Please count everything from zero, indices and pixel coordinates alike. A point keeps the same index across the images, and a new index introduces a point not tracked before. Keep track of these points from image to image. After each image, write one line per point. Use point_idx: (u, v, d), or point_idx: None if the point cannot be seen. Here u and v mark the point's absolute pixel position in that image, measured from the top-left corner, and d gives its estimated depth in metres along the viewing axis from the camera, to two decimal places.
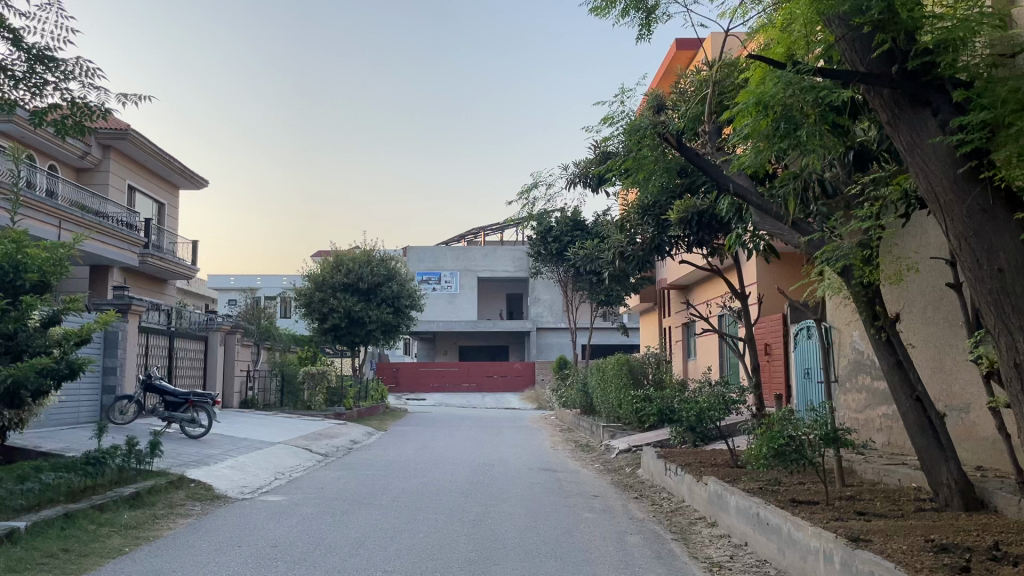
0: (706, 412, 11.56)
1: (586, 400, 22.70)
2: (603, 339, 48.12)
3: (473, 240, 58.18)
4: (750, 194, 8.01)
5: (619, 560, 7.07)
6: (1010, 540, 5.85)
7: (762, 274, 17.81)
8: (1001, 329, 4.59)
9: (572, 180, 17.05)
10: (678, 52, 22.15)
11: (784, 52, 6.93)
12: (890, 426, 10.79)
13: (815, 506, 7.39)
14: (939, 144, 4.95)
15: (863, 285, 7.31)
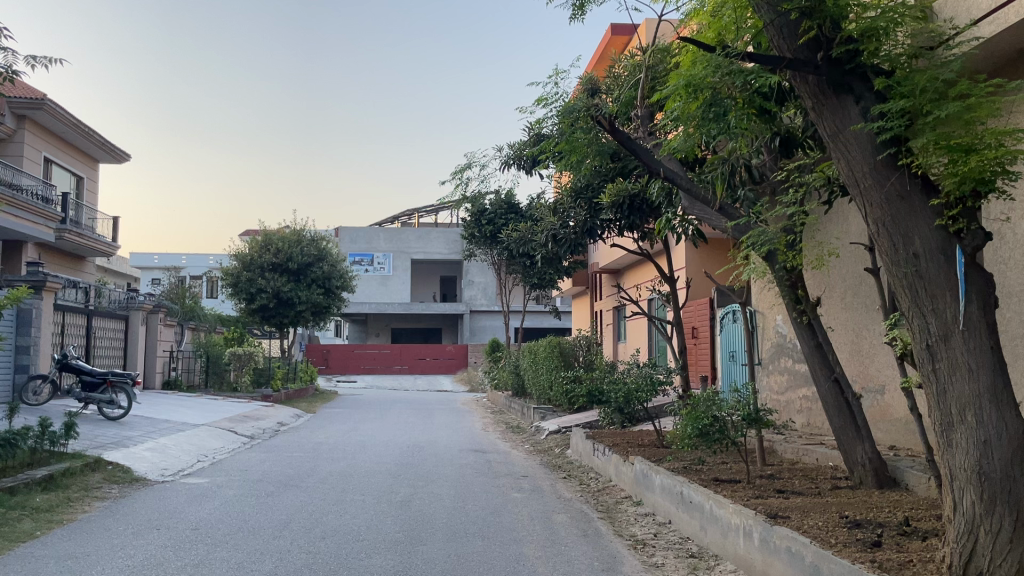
0: (634, 393, 11.58)
1: (517, 381, 22.78)
2: (536, 322, 48.42)
3: (407, 222, 57.78)
4: (680, 178, 8.14)
5: (546, 540, 7.10)
6: (919, 516, 6.08)
7: (691, 258, 18.12)
8: (914, 312, 4.68)
9: (506, 162, 17.01)
10: (613, 38, 22.31)
11: (714, 36, 7.01)
12: (810, 407, 11.12)
13: (736, 485, 7.56)
14: (860, 131, 5.04)
15: (786, 270, 7.48)
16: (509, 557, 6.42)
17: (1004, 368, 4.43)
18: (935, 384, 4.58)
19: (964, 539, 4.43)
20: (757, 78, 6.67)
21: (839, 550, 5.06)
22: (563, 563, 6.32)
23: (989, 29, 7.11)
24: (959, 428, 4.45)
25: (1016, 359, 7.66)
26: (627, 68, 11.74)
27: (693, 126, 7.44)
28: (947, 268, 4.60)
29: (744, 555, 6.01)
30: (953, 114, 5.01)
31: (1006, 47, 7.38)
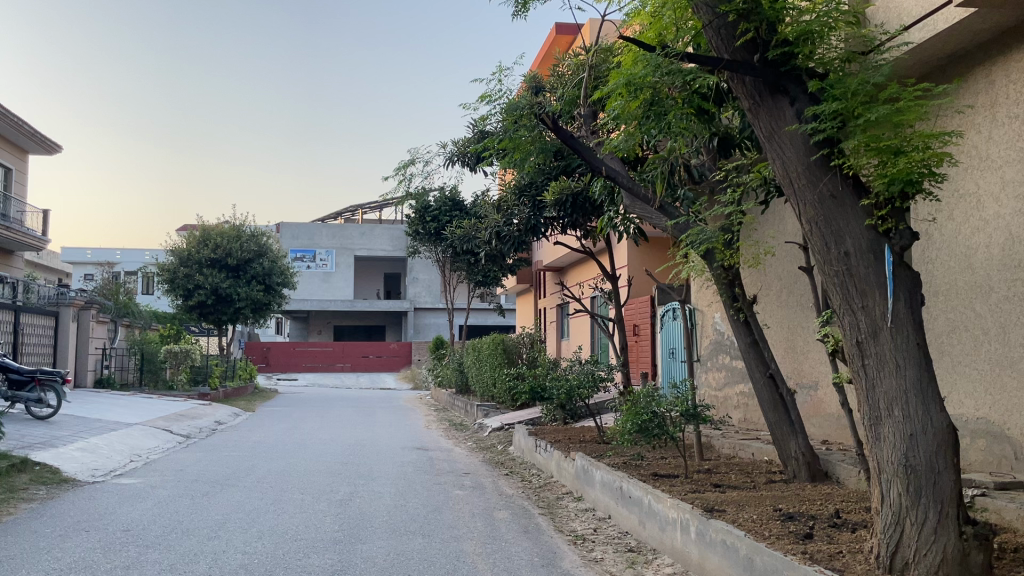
0: (576, 390, 11.67)
1: (460, 378, 22.73)
2: (480, 320, 48.46)
3: (351, 218, 57.23)
4: (621, 177, 8.25)
5: (486, 536, 7.10)
6: (850, 508, 6.25)
7: (633, 257, 18.36)
8: (845, 309, 4.80)
9: (450, 158, 16.97)
10: (558, 37, 22.45)
11: (655, 37, 7.06)
12: (746, 403, 11.36)
13: (674, 480, 7.68)
14: (795, 132, 5.14)
15: (723, 268, 7.61)
16: (449, 554, 6.40)
17: (930, 365, 4.58)
18: (864, 379, 4.70)
19: (890, 530, 4.55)
20: (696, 78, 6.77)
21: (772, 543, 5.17)
22: (503, 559, 6.33)
23: (919, 35, 7.35)
24: (887, 423, 4.58)
25: (941, 356, 7.93)
26: (571, 67, 11.81)
27: (633, 125, 7.53)
28: (876, 267, 4.73)
29: (681, 548, 6.10)
30: (882, 116, 5.13)
31: (934, 53, 7.64)
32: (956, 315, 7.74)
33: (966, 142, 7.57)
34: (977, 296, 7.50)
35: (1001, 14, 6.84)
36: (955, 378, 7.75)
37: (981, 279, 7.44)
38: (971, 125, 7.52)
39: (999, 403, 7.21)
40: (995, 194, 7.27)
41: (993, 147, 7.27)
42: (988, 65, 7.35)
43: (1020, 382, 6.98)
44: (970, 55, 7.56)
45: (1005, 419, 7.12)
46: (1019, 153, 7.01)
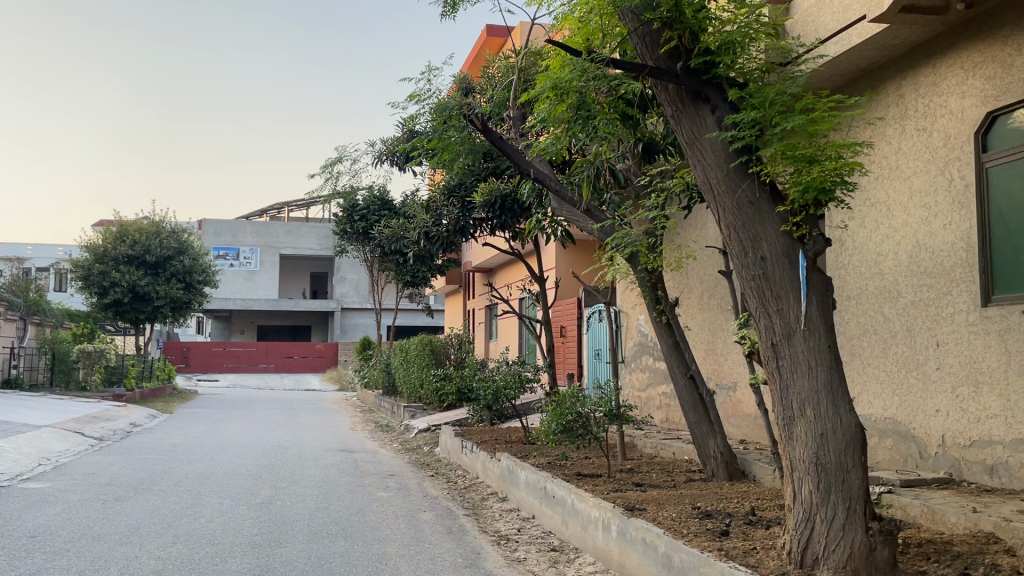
0: (503, 390, 11.73)
1: (387, 379, 22.55)
2: (408, 320, 48.19)
3: (276, 215, 56.22)
4: (549, 179, 8.33)
5: (409, 537, 7.07)
6: (764, 505, 6.45)
7: (561, 259, 18.53)
8: (761, 312, 4.95)
9: (378, 157, 16.83)
10: (489, 38, 22.53)
11: (583, 41, 7.11)
12: (668, 404, 11.60)
13: (597, 479, 7.78)
14: (715, 139, 5.28)
15: (647, 271, 7.76)
16: (371, 556, 6.35)
17: (840, 367, 4.75)
18: (779, 380, 4.85)
19: (802, 526, 4.71)
20: (622, 83, 6.89)
21: (690, 540, 5.28)
22: (425, 560, 6.31)
23: (835, 48, 7.63)
24: (800, 422, 4.73)
25: (852, 358, 8.24)
26: (501, 69, 11.86)
27: (561, 129, 7.60)
28: (791, 272, 4.88)
29: (602, 547, 6.19)
30: (797, 126, 5.28)
31: (849, 66, 7.93)
32: (866, 319, 8.05)
33: (878, 152, 7.89)
34: (886, 300, 7.81)
35: (910, 31, 7.16)
36: (865, 379, 8.07)
37: (889, 285, 7.76)
38: (883, 136, 7.84)
39: (905, 404, 7.53)
40: (903, 202, 7.59)
41: (902, 158, 7.60)
42: (899, 79, 7.67)
43: (924, 383, 7.31)
44: (882, 69, 7.88)
45: (910, 419, 7.44)
46: (926, 164, 7.34)
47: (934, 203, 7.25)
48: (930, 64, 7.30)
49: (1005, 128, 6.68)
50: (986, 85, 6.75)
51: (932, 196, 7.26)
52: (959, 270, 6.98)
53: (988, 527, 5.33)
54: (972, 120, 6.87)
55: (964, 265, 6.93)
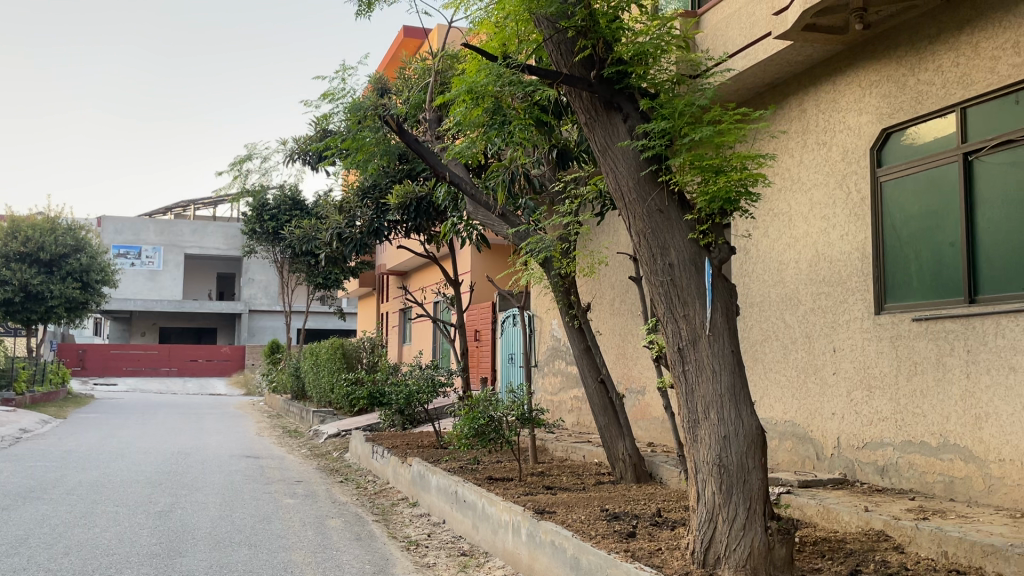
0: (415, 395, 11.65)
1: (296, 384, 22.10)
2: (320, 323, 47.37)
3: (181, 213, 54.46)
4: (465, 183, 8.33)
5: (316, 545, 6.93)
6: (670, 507, 6.59)
7: (475, 263, 18.56)
8: (668, 317, 5.06)
9: (290, 155, 16.48)
10: (406, 40, 22.40)
11: (499, 47, 7.11)
12: (579, 407, 11.75)
13: (508, 483, 7.81)
14: (626, 148, 5.36)
15: (560, 276, 7.78)
16: (276, 565, 6.19)
17: (742, 370, 4.90)
18: (684, 383, 4.97)
19: (704, 526, 4.82)
20: (537, 89, 6.94)
21: (598, 542, 5.35)
22: (333, 567, 6.20)
23: (742, 62, 7.89)
24: (704, 425, 4.86)
25: (755, 362, 8.53)
26: (417, 70, 11.80)
27: (476, 133, 7.58)
28: (697, 278, 5.00)
29: (512, 550, 6.21)
30: (705, 137, 5.41)
31: (755, 80, 8.21)
32: (768, 325, 8.34)
33: (781, 164, 8.20)
34: (787, 307, 8.10)
35: (812, 48, 7.45)
36: (766, 383, 8.36)
37: (790, 293, 8.05)
38: (785, 149, 8.15)
39: (804, 407, 7.82)
40: (804, 213, 7.89)
41: (804, 170, 7.90)
42: (801, 94, 7.99)
43: (821, 387, 7.61)
44: (786, 84, 8.20)
45: (808, 422, 7.73)
46: (825, 177, 7.65)
47: (832, 214, 7.57)
48: (831, 81, 7.62)
49: (898, 145, 7.03)
50: (881, 103, 7.09)
51: (831, 208, 7.59)
52: (855, 279, 7.31)
53: (878, 525, 5.59)
54: (869, 135, 7.21)
55: (859, 274, 7.27)
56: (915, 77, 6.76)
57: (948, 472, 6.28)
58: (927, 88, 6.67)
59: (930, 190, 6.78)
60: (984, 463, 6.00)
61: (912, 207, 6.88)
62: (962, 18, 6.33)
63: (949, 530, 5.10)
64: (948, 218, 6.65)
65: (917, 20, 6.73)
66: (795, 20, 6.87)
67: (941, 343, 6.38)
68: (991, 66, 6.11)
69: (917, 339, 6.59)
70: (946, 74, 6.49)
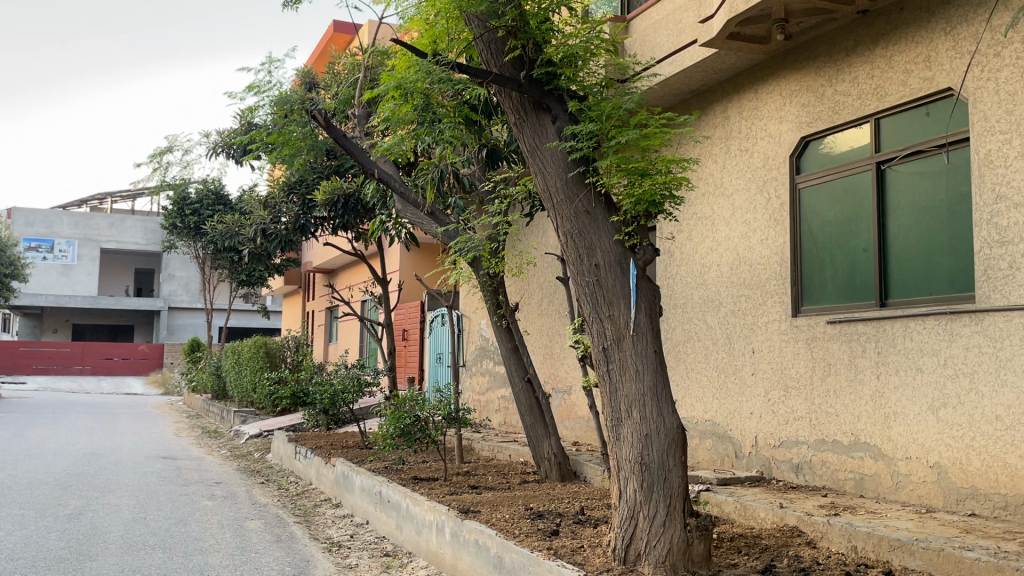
0: (340, 394, 11.49)
1: (217, 383, 21.54)
2: (243, 321, 46.31)
3: (98, 206, 52.52)
4: (393, 180, 8.25)
5: (234, 547, 6.76)
6: (592, 505, 6.66)
7: (404, 261, 18.43)
8: (593, 317, 5.11)
9: (213, 148, 16.06)
10: (335, 34, 22.10)
11: (429, 44, 7.06)
12: (506, 407, 11.79)
13: (432, 483, 7.78)
14: (554, 149, 5.39)
15: (489, 275, 7.78)
16: (191, 568, 6.02)
17: (665, 370, 4.98)
18: (608, 382, 5.03)
19: (625, 523, 4.88)
20: (466, 88, 6.91)
21: (521, 540, 5.37)
22: (251, 570, 6.06)
23: (668, 68, 8.04)
24: (627, 423, 4.92)
25: (677, 363, 8.70)
26: (347, 65, 11.64)
27: (405, 130, 7.52)
28: (622, 279, 5.06)
29: (436, 550, 6.18)
30: (631, 141, 5.50)
31: (681, 86, 8.38)
32: (691, 326, 8.51)
33: (705, 169, 8.38)
34: (708, 309, 8.28)
35: (736, 56, 7.64)
36: (688, 383, 8.53)
37: (712, 294, 8.23)
38: (709, 154, 8.33)
39: (724, 407, 8.01)
40: (726, 218, 8.08)
41: (727, 175, 8.09)
42: (725, 102, 8.18)
43: (740, 387, 7.80)
44: (711, 91, 8.39)
45: (728, 421, 7.92)
46: (747, 183, 7.86)
47: (753, 219, 7.78)
48: (753, 89, 7.83)
49: (816, 152, 7.27)
50: (800, 112, 7.32)
51: (751, 213, 7.79)
52: (773, 283, 7.53)
53: (792, 521, 5.76)
54: (789, 143, 7.42)
55: (778, 278, 7.49)
56: (833, 87, 7.00)
57: (859, 469, 6.52)
58: (843, 99, 6.91)
59: (845, 197, 7.03)
60: (892, 461, 6.25)
61: (828, 213, 7.13)
62: (877, 32, 6.58)
63: (858, 525, 5.29)
64: (860, 225, 6.90)
65: (835, 32, 6.97)
66: (720, 29, 7.03)
67: (853, 345, 6.61)
68: (903, 79, 6.37)
69: (831, 341, 6.82)
70: (861, 86, 6.74)
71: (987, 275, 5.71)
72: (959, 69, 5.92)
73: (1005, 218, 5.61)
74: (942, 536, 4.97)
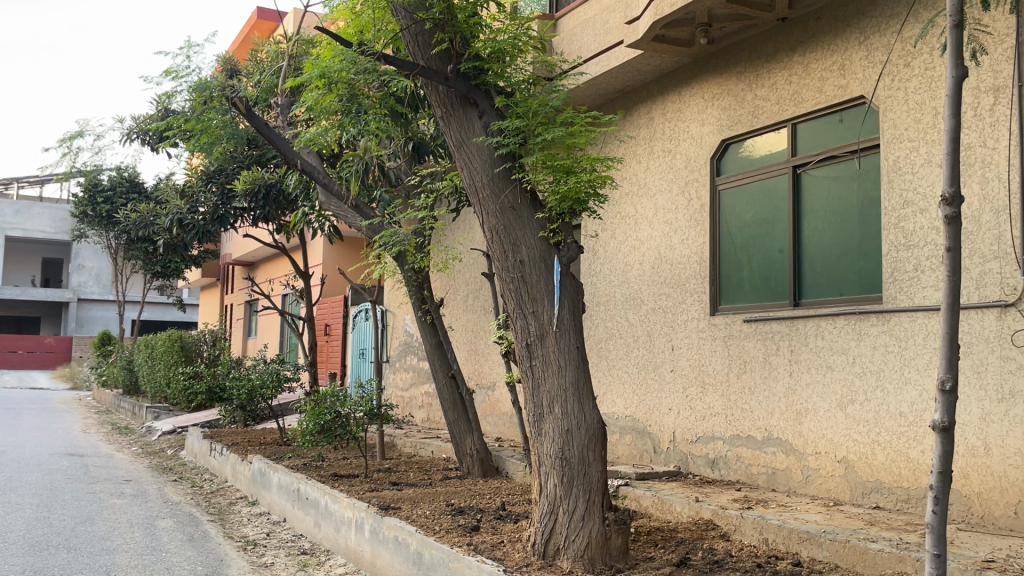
0: (258, 389, 11.23)
1: (128, 378, 20.78)
2: (158, 314, 44.87)
3: (2, 192, 50.08)
4: (317, 172, 8.14)
5: (144, 547, 6.53)
6: (514, 500, 6.68)
7: (327, 255, 18.15)
8: (517, 313, 5.10)
9: (127, 133, 15.48)
10: (259, 21, 21.58)
11: (354, 33, 6.95)
12: (429, 403, 11.73)
13: (353, 479, 7.68)
14: (481, 144, 5.37)
15: (414, 270, 7.74)
16: (98, 569, 5.78)
17: (586, 366, 5.02)
18: (530, 378, 5.03)
19: (545, 518, 4.91)
20: (392, 79, 6.84)
21: (441, 536, 5.35)
22: (161, 570, 5.86)
23: (595, 68, 8.12)
24: (548, 419, 4.95)
25: (599, 359, 8.81)
26: (270, 53, 11.38)
27: (328, 120, 7.37)
28: (547, 276, 5.07)
29: (355, 547, 6.10)
30: (557, 138, 5.58)
31: (607, 86, 8.47)
32: (612, 323, 8.63)
33: (628, 169, 8.50)
34: (630, 307, 8.40)
35: (660, 59, 7.77)
36: (609, 380, 8.64)
37: (634, 292, 8.36)
38: (633, 154, 8.45)
39: (643, 403, 8.14)
40: (648, 217, 8.22)
41: (650, 175, 8.23)
42: (649, 103, 8.31)
43: (660, 383, 7.94)
44: (636, 92, 8.51)
45: (647, 417, 8.06)
46: (669, 184, 8.01)
47: (675, 219, 7.93)
48: (676, 91, 7.97)
49: (736, 156, 7.45)
50: (721, 115, 7.48)
51: (673, 213, 7.94)
52: (693, 282, 7.69)
53: (707, 515, 5.89)
54: (710, 145, 7.59)
55: (697, 277, 7.65)
56: (753, 92, 7.18)
57: (771, 464, 6.72)
58: (763, 103, 7.10)
59: (762, 200, 7.22)
60: (803, 455, 6.46)
61: (746, 215, 7.32)
62: (796, 40, 6.78)
63: (770, 518, 5.46)
64: (776, 227, 7.11)
65: (756, 38, 7.15)
66: (646, 31, 7.13)
67: (767, 343, 6.81)
68: (819, 86, 6.58)
69: (746, 340, 7.00)
70: (779, 92, 6.93)
71: (894, 277, 5.94)
72: (871, 78, 6.15)
73: (911, 222, 5.86)
74: (847, 528, 5.16)
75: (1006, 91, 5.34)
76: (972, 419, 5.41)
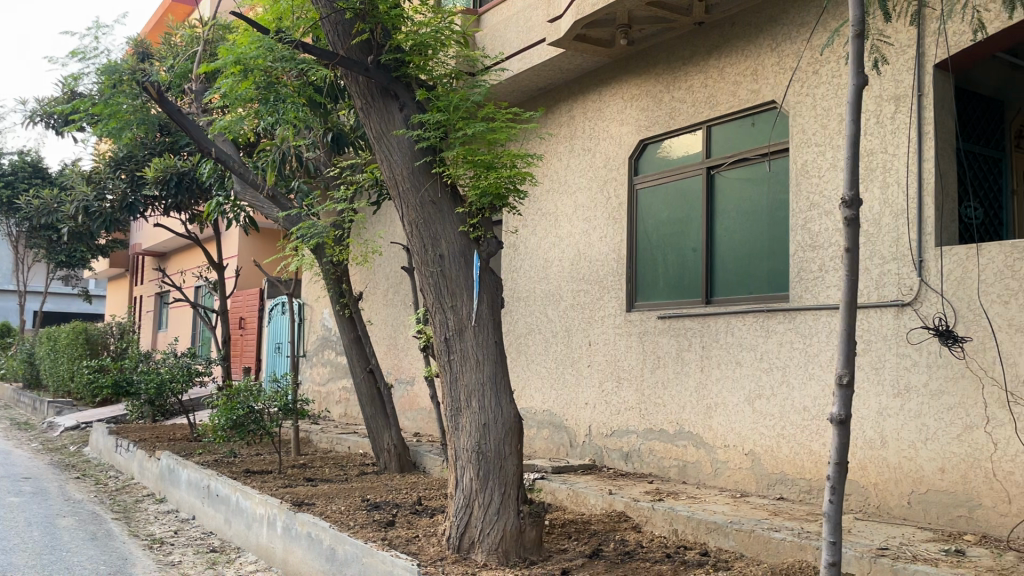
0: (167, 384, 10.86)
1: (29, 372, 19.84)
2: (61, 305, 43.01)
3: None
4: (232, 161, 7.95)
5: (43, 547, 6.26)
6: (430, 494, 6.67)
7: (243, 246, 17.73)
8: (435, 307, 5.08)
9: (30, 116, 14.78)
10: (174, 4, 20.86)
11: (272, 20, 6.79)
12: (347, 399, 11.60)
13: (266, 475, 7.53)
14: (401, 137, 5.32)
15: (332, 263, 7.63)
16: None
17: (503, 361, 5.06)
18: (448, 372, 5.03)
19: (460, 512, 4.92)
20: (311, 68, 6.72)
21: (355, 532, 5.31)
22: (61, 570, 5.64)
23: (518, 64, 8.16)
24: (465, 413, 4.95)
25: (518, 355, 8.86)
26: (185, 37, 11.03)
27: (244, 107, 7.19)
28: (466, 270, 5.08)
29: (266, 544, 5.99)
30: (478, 133, 5.58)
31: (529, 84, 8.53)
32: (531, 319, 8.70)
33: (549, 166, 8.58)
34: (549, 303, 8.49)
35: (581, 58, 7.86)
36: (528, 375, 8.71)
37: (553, 289, 8.45)
38: (554, 152, 8.53)
39: (560, 398, 8.24)
40: (568, 214, 8.31)
41: (570, 173, 8.32)
42: (571, 102, 8.40)
43: (577, 378, 8.04)
44: (557, 90, 8.59)
45: (564, 411, 8.16)
46: (588, 182, 8.12)
47: (594, 216, 8.04)
48: (597, 91, 8.08)
49: (653, 155, 7.60)
50: (640, 115, 7.63)
51: (592, 211, 8.06)
52: (610, 279, 7.81)
53: (620, 507, 6.01)
54: (629, 145, 7.72)
55: (614, 273, 7.77)
56: (670, 94, 7.35)
57: (682, 457, 6.90)
58: (679, 105, 7.26)
59: (677, 199, 7.38)
60: (712, 449, 6.65)
61: (662, 214, 7.48)
62: (711, 44, 6.96)
63: (680, 510, 5.61)
64: (691, 226, 7.28)
65: (674, 41, 7.31)
66: (567, 29, 7.20)
67: (681, 339, 6.98)
68: (732, 90, 6.77)
69: (660, 336, 7.16)
70: (696, 94, 7.11)
71: (800, 276, 6.17)
72: (782, 84, 6.36)
73: (816, 224, 6.09)
74: (752, 518, 5.35)
75: (906, 101, 5.61)
76: (870, 413, 5.67)
